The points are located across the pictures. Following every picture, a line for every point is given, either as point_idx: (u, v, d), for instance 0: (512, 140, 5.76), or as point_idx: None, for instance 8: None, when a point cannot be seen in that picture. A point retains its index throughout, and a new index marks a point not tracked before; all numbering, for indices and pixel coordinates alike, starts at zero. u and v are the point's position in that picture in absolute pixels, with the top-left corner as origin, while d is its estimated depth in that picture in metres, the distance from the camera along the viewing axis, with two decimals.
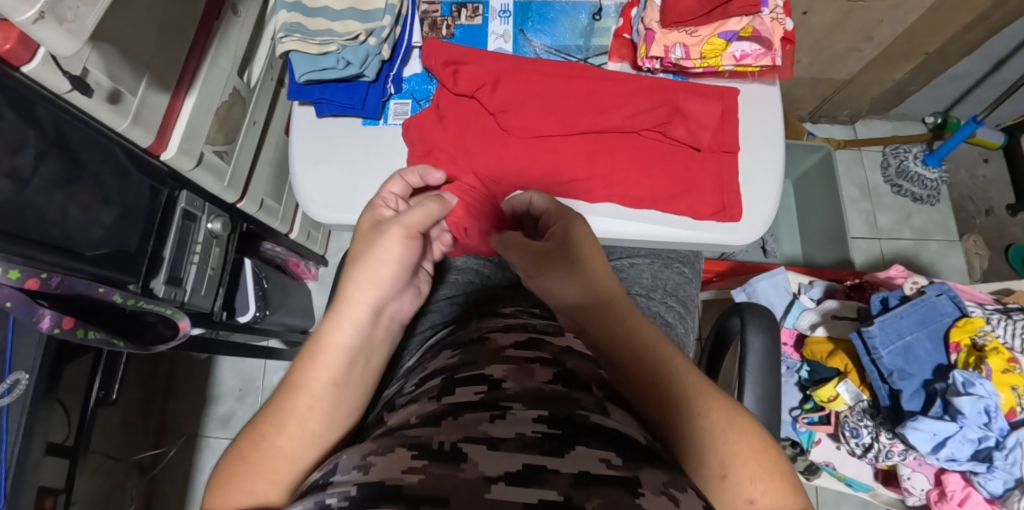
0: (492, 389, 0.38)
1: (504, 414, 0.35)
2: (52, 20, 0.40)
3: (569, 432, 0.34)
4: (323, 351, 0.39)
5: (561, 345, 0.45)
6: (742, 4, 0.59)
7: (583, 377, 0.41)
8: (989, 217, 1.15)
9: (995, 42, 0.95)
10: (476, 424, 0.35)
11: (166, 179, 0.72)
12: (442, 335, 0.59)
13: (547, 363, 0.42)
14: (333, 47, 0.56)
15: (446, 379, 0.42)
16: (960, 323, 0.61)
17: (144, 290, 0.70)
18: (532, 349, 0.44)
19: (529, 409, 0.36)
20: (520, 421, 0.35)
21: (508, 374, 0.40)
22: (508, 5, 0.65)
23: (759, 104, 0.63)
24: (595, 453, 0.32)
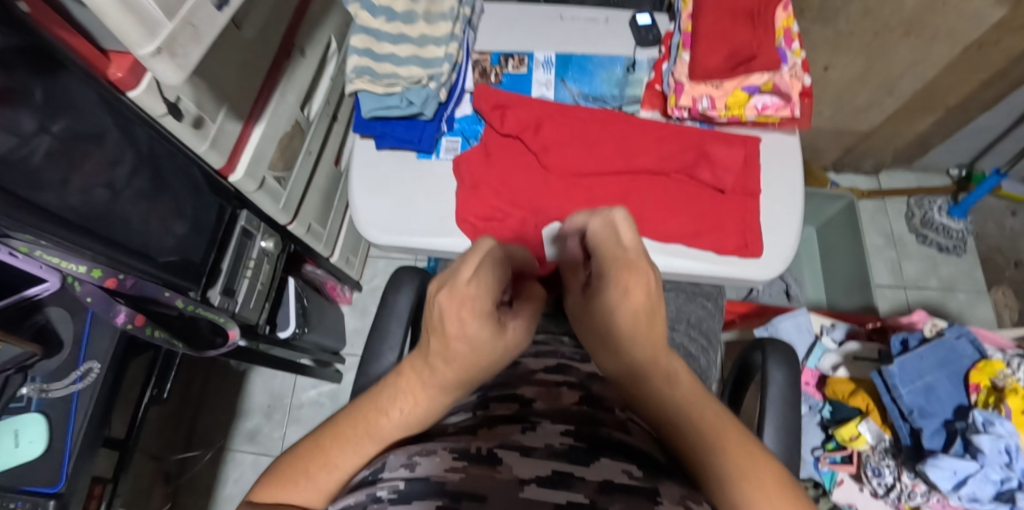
0: (524, 406, 0.48)
1: (534, 427, 0.44)
2: (166, 55, 0.48)
3: (593, 446, 0.41)
4: (385, 411, 0.39)
5: (586, 371, 0.55)
6: (764, 62, 0.63)
7: (607, 401, 0.50)
8: (1019, 270, 1.15)
9: (1015, 99, 0.98)
10: (510, 434, 0.42)
11: (231, 199, 0.80)
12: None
13: (573, 387, 0.52)
14: (398, 89, 0.65)
15: (482, 396, 0.51)
16: (979, 366, 0.63)
17: (202, 298, 0.77)
18: (560, 373, 0.54)
19: (556, 425, 0.44)
20: (550, 435, 0.43)
21: (539, 396, 0.50)
22: (550, 57, 0.72)
23: (781, 151, 0.68)
24: (617, 464, 0.39)
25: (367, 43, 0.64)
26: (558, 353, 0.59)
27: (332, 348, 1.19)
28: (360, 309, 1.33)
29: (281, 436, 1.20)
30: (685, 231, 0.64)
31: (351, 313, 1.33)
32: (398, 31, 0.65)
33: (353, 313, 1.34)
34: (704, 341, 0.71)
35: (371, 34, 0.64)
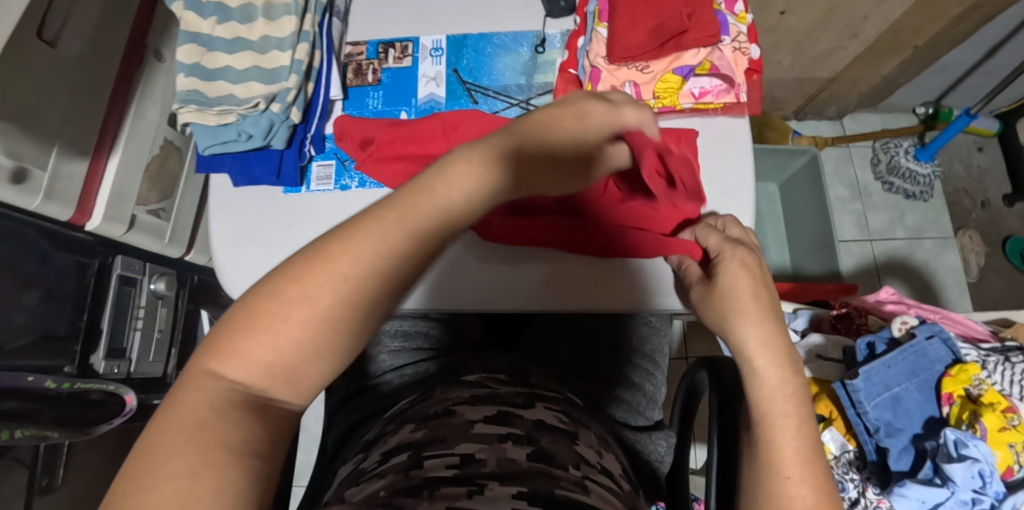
0: (465, 462, 0.41)
1: (482, 490, 0.38)
2: None
3: (549, 507, 0.37)
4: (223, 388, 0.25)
5: (532, 419, 0.47)
6: (699, 35, 0.49)
7: (558, 457, 0.44)
8: (986, 210, 1.09)
9: (989, 31, 0.87)
10: (455, 500, 0.37)
11: (95, 248, 0.68)
12: (404, 403, 0.54)
13: (520, 440, 0.44)
14: (232, 118, 0.50)
15: (413, 455, 0.43)
16: (953, 371, 0.57)
17: (83, 369, 0.67)
18: (503, 423, 0.46)
19: (505, 486, 0.39)
20: (500, 498, 0.38)
21: (483, 450, 0.43)
22: (440, 42, 0.57)
23: (727, 144, 0.52)
24: None
25: (196, 57, 0.50)
26: (497, 397, 0.50)
27: None
28: None
29: None
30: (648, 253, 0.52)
31: None
32: (234, 35, 0.51)
33: None
34: (650, 361, 0.63)
35: (202, 43, 0.50)
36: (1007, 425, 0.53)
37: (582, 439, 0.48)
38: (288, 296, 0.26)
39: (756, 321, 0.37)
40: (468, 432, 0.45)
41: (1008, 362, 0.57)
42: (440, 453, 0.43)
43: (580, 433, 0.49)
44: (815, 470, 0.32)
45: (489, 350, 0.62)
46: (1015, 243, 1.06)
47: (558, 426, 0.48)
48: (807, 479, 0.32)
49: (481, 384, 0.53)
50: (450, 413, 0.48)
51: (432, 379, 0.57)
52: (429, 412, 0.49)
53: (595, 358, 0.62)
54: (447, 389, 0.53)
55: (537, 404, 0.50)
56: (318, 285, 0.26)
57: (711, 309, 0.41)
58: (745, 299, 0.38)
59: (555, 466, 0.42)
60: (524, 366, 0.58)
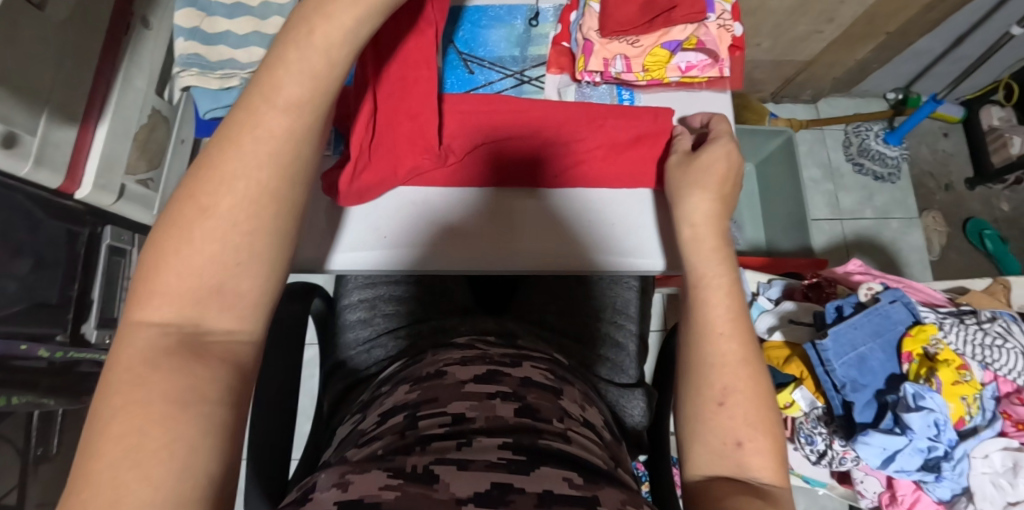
0: (457, 421, 0.43)
1: (470, 441, 0.41)
2: None
3: (532, 456, 0.40)
4: None
5: (519, 377, 0.50)
6: (687, 11, 0.52)
7: (543, 412, 0.46)
8: (949, 192, 1.16)
9: (956, 19, 0.92)
10: (445, 451, 0.40)
11: (84, 216, 0.68)
12: (394, 365, 0.56)
13: (508, 397, 0.47)
14: (235, 82, 0.51)
15: (409, 417, 0.45)
16: (913, 332, 0.62)
17: (75, 338, 0.67)
18: (491, 382, 0.48)
19: (492, 437, 0.42)
20: (486, 448, 0.40)
21: (473, 409, 0.45)
22: None
23: (711, 116, 0.54)
24: (558, 473, 0.39)
25: (195, 21, 0.52)
26: (486, 357, 0.53)
27: None
28: None
29: None
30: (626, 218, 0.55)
31: None
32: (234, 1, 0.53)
33: None
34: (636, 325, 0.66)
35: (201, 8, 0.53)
36: (960, 379, 0.58)
37: (566, 394, 0.51)
38: None
39: (710, 257, 0.43)
40: (459, 391, 0.47)
41: (963, 324, 0.62)
42: (434, 414, 0.45)
43: (565, 390, 0.52)
44: (748, 382, 0.38)
45: (479, 315, 0.63)
46: (974, 224, 1.13)
47: (544, 383, 0.51)
48: (741, 390, 0.37)
49: (471, 346, 0.55)
50: (441, 377, 0.49)
51: (419, 342, 0.59)
52: (420, 375, 0.51)
53: (583, 318, 0.65)
54: (438, 352, 0.55)
55: (523, 363, 0.53)
56: None
57: (684, 176, 0.47)
58: (707, 177, 0.46)
59: (539, 418, 0.45)
60: (513, 329, 0.60)
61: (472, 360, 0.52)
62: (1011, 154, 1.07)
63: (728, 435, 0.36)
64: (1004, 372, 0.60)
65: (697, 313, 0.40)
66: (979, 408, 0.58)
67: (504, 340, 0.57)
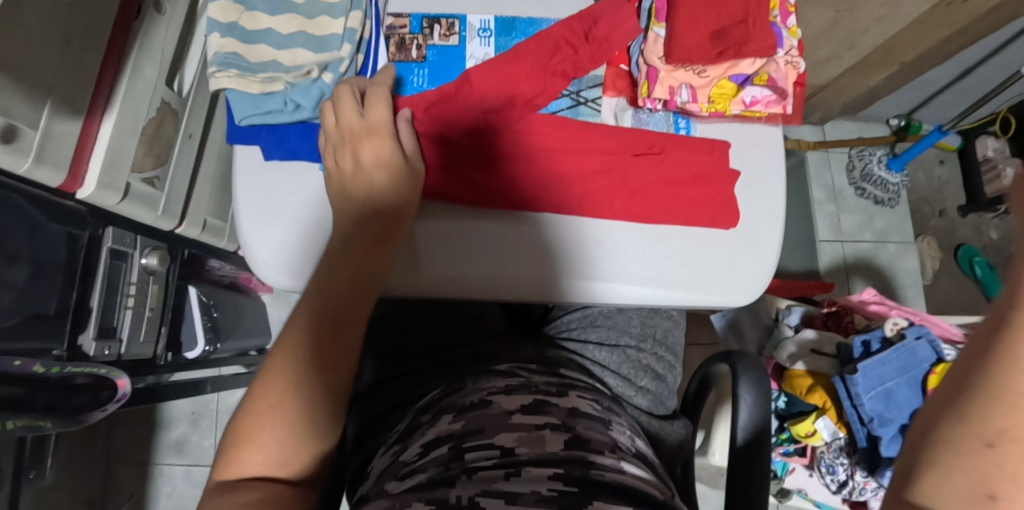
0: (504, 454, 0.41)
1: (518, 472, 0.39)
2: None
3: (584, 488, 0.38)
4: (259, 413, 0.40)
5: (567, 407, 0.47)
6: (759, 46, 0.50)
7: (594, 442, 0.44)
8: (942, 218, 1.21)
9: (969, 54, 0.94)
10: (492, 482, 0.39)
11: (86, 218, 0.62)
12: (432, 392, 0.53)
13: (558, 429, 0.44)
14: (279, 86, 0.47)
15: (454, 448, 0.43)
16: (937, 370, 0.63)
17: (72, 351, 0.63)
18: (539, 412, 0.46)
19: (542, 467, 0.40)
20: (535, 479, 0.39)
21: (520, 442, 0.43)
22: (488, 22, 0.55)
23: (762, 150, 0.54)
24: (610, 507, 0.37)
25: (234, 16, 0.47)
26: (531, 386, 0.50)
27: (255, 348, 1.04)
28: (285, 296, 1.14)
29: (211, 445, 1.07)
30: (648, 243, 0.51)
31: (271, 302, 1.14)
32: None
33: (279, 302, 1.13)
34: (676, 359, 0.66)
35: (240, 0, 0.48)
36: None
37: (613, 424, 0.49)
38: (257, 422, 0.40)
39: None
40: (506, 422, 0.45)
41: None
42: (480, 446, 0.42)
43: (612, 421, 0.49)
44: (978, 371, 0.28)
45: (515, 341, 0.61)
46: (965, 250, 1.18)
47: (591, 413, 0.48)
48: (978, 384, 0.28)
49: (512, 372, 0.53)
50: (485, 406, 0.46)
51: (455, 371, 0.55)
52: (464, 403, 0.48)
53: (622, 348, 0.63)
54: (478, 379, 0.52)
55: (570, 392, 0.50)
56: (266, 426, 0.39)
57: None
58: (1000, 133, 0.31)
59: (589, 449, 0.43)
60: (554, 359, 0.58)
61: (517, 388, 0.49)
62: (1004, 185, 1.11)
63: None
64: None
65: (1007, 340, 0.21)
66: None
67: (547, 369, 0.55)
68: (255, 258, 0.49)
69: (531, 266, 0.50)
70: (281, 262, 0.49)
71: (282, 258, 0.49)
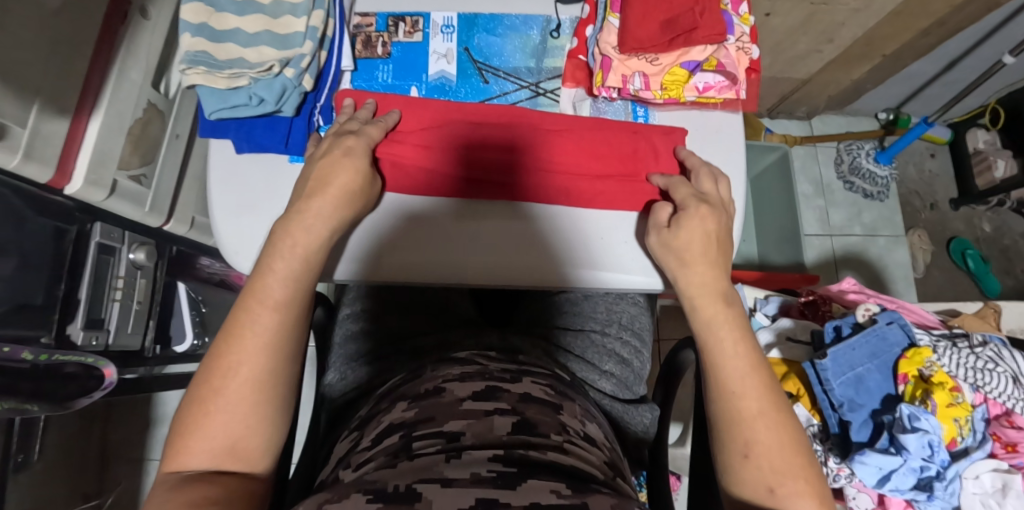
0: (450, 442, 0.42)
1: (460, 454, 0.40)
2: None
3: (523, 470, 0.39)
4: (211, 397, 0.39)
5: (518, 393, 0.48)
6: (708, 32, 0.50)
7: (542, 426, 0.45)
8: (935, 211, 1.20)
9: (950, 45, 0.94)
10: (433, 464, 0.39)
11: (74, 213, 0.65)
12: (395, 380, 0.54)
13: (506, 413, 0.45)
14: (244, 82, 0.49)
15: (405, 436, 0.43)
16: (908, 354, 0.63)
17: (60, 340, 0.65)
18: (490, 398, 0.47)
19: (483, 449, 0.41)
20: (475, 462, 0.39)
21: (468, 428, 0.43)
22: (451, 19, 0.57)
23: (718, 137, 0.55)
24: (545, 485, 0.37)
25: (203, 17, 0.49)
26: (486, 373, 0.51)
27: None
28: None
29: None
30: (603, 229, 0.52)
31: None
32: None
33: None
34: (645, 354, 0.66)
35: (209, 2, 0.50)
36: (954, 402, 0.60)
37: (566, 409, 0.49)
38: (209, 408, 0.39)
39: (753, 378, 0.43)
40: (457, 409, 0.46)
41: (955, 347, 0.64)
42: (430, 434, 0.43)
43: (565, 405, 0.50)
44: (767, 428, 0.41)
45: (482, 328, 0.62)
46: (957, 243, 1.16)
47: (544, 398, 0.49)
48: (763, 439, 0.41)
49: (471, 361, 0.54)
50: (439, 394, 0.48)
51: (421, 358, 0.57)
52: (419, 391, 0.49)
53: (587, 333, 0.64)
54: (437, 367, 0.53)
55: (524, 378, 0.51)
56: (221, 413, 0.39)
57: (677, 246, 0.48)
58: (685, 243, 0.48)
59: (533, 432, 0.44)
60: (517, 345, 0.59)
61: (472, 375, 0.50)
62: (994, 177, 1.10)
63: (760, 482, 0.40)
64: (994, 394, 0.62)
65: (715, 375, 0.44)
66: (969, 430, 0.61)
67: (507, 356, 0.56)
68: (223, 246, 0.51)
69: (496, 256, 0.51)
70: (246, 250, 0.50)
71: (248, 246, 0.51)
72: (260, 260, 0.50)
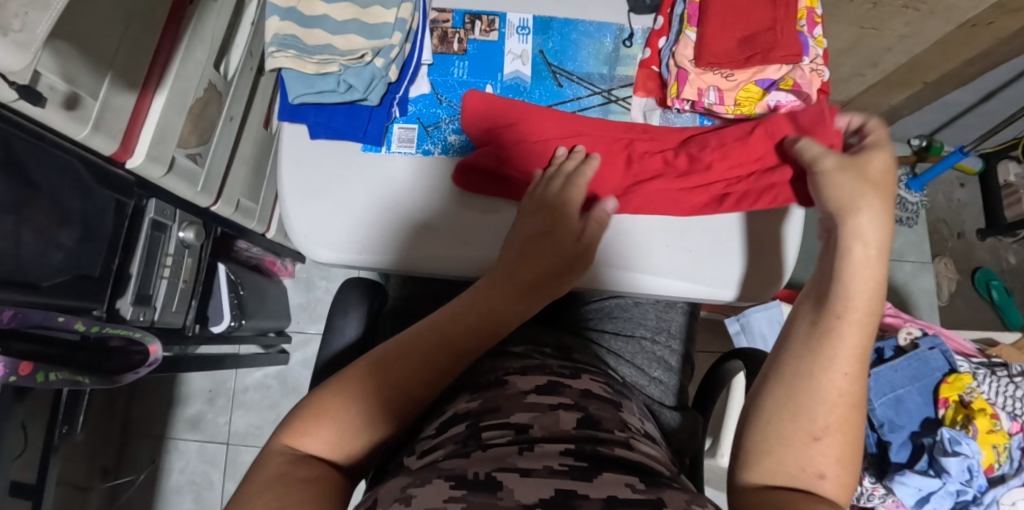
0: (519, 432, 0.41)
1: (532, 447, 0.40)
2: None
3: (594, 464, 0.38)
4: (328, 396, 0.39)
5: (580, 389, 0.48)
6: (785, 53, 0.51)
7: (605, 422, 0.45)
8: (961, 241, 1.21)
9: (992, 76, 0.95)
10: (505, 455, 0.39)
11: (133, 189, 0.66)
12: None
13: (570, 408, 0.45)
14: (334, 68, 0.50)
15: (471, 426, 0.43)
16: (949, 379, 0.64)
17: (110, 313, 0.66)
18: (554, 393, 0.47)
19: (553, 443, 0.40)
20: (548, 454, 0.39)
21: (535, 420, 0.43)
22: (527, 21, 0.58)
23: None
24: (620, 479, 0.37)
25: (293, 2, 0.50)
26: (546, 368, 0.51)
27: (275, 330, 1.06)
28: (305, 281, 1.16)
29: (226, 422, 1.09)
30: (671, 237, 0.54)
31: (292, 288, 1.17)
32: None
33: (300, 288, 1.16)
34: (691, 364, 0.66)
35: None
36: (994, 428, 0.60)
37: (625, 407, 0.50)
38: (322, 410, 0.39)
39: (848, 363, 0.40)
40: (522, 401, 0.45)
41: (995, 375, 0.65)
42: (496, 424, 0.43)
43: (624, 404, 0.50)
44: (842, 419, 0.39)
45: (533, 326, 0.63)
46: (983, 273, 1.17)
47: (602, 395, 0.49)
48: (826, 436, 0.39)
49: (529, 356, 0.54)
50: (503, 386, 0.48)
51: (476, 351, 0.57)
52: (482, 383, 0.49)
53: (637, 339, 0.65)
54: (495, 360, 0.53)
55: (583, 375, 0.52)
56: (330, 423, 0.38)
57: (849, 183, 0.44)
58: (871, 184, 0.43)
59: (601, 429, 0.43)
60: (569, 344, 0.59)
61: (532, 369, 0.50)
62: None
63: (812, 468, 0.38)
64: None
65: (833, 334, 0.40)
66: (1007, 457, 0.61)
67: (562, 354, 0.56)
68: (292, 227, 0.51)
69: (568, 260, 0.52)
70: (313, 233, 0.51)
71: (316, 230, 0.51)
72: (327, 244, 0.51)
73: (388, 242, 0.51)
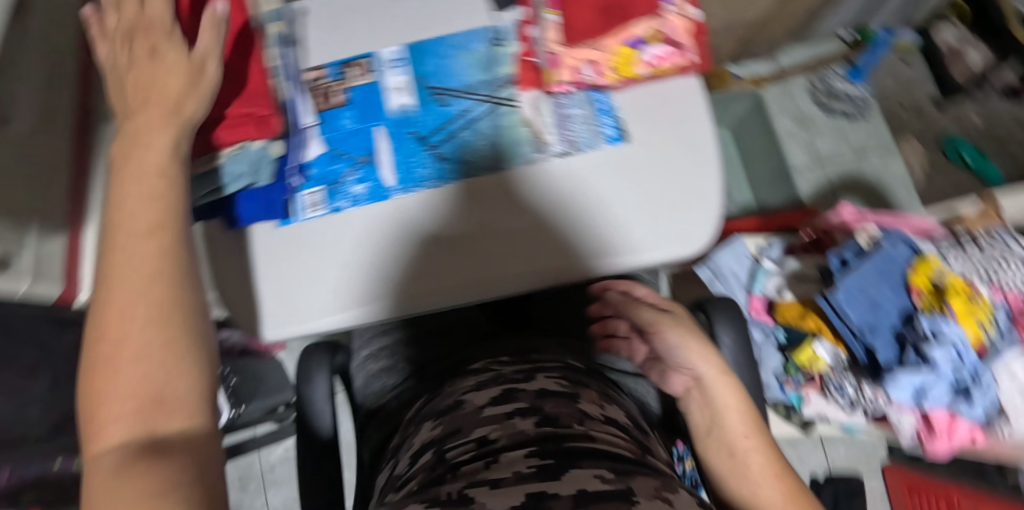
0: (480, 445, 0.42)
1: (497, 458, 0.39)
2: None
3: (561, 459, 0.38)
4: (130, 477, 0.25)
5: (534, 390, 0.49)
6: (643, 9, 0.55)
7: (563, 417, 0.45)
8: (920, 115, 1.19)
9: None
10: (473, 474, 0.38)
11: None
12: (415, 406, 0.55)
13: (526, 413, 0.45)
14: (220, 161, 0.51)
15: (437, 452, 0.44)
16: (916, 266, 0.63)
17: None
18: (508, 401, 0.47)
19: (517, 449, 0.40)
20: (513, 462, 0.38)
21: (495, 431, 0.43)
22: (397, 53, 0.59)
23: (678, 104, 0.56)
24: (589, 470, 0.36)
25: None
26: (499, 377, 0.52)
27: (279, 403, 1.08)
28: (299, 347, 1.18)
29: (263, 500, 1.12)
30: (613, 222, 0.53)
31: (288, 356, 1.19)
32: None
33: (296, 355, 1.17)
34: None
35: None
36: (972, 300, 0.60)
37: (583, 397, 0.50)
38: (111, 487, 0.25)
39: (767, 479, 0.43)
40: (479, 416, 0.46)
41: (963, 251, 0.65)
42: (460, 445, 0.43)
43: (581, 393, 0.50)
44: (768, 465, 0.43)
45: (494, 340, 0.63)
46: (949, 142, 1.16)
47: (558, 391, 0.50)
48: (779, 506, 0.41)
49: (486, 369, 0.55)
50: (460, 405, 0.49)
51: (434, 381, 0.58)
52: (442, 408, 0.51)
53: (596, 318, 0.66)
54: (454, 382, 0.55)
55: (538, 376, 0.52)
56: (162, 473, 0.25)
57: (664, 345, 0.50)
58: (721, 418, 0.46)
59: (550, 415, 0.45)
60: (528, 346, 0.60)
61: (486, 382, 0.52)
62: None
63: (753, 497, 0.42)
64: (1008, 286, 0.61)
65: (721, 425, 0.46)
66: (994, 324, 0.60)
67: (519, 358, 0.57)
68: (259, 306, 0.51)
69: (502, 267, 0.53)
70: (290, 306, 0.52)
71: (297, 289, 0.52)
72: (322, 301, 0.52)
73: (337, 299, 0.52)
